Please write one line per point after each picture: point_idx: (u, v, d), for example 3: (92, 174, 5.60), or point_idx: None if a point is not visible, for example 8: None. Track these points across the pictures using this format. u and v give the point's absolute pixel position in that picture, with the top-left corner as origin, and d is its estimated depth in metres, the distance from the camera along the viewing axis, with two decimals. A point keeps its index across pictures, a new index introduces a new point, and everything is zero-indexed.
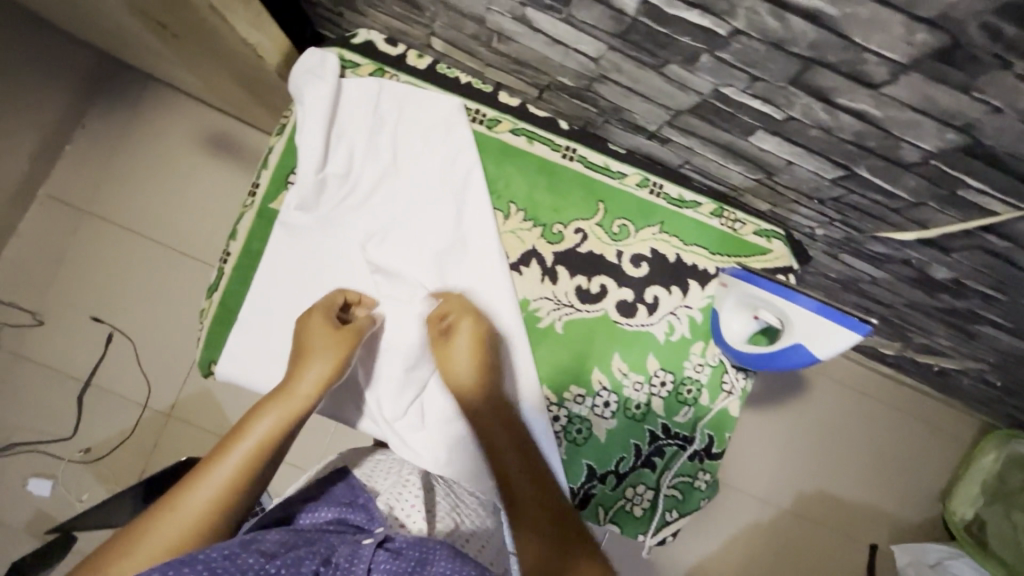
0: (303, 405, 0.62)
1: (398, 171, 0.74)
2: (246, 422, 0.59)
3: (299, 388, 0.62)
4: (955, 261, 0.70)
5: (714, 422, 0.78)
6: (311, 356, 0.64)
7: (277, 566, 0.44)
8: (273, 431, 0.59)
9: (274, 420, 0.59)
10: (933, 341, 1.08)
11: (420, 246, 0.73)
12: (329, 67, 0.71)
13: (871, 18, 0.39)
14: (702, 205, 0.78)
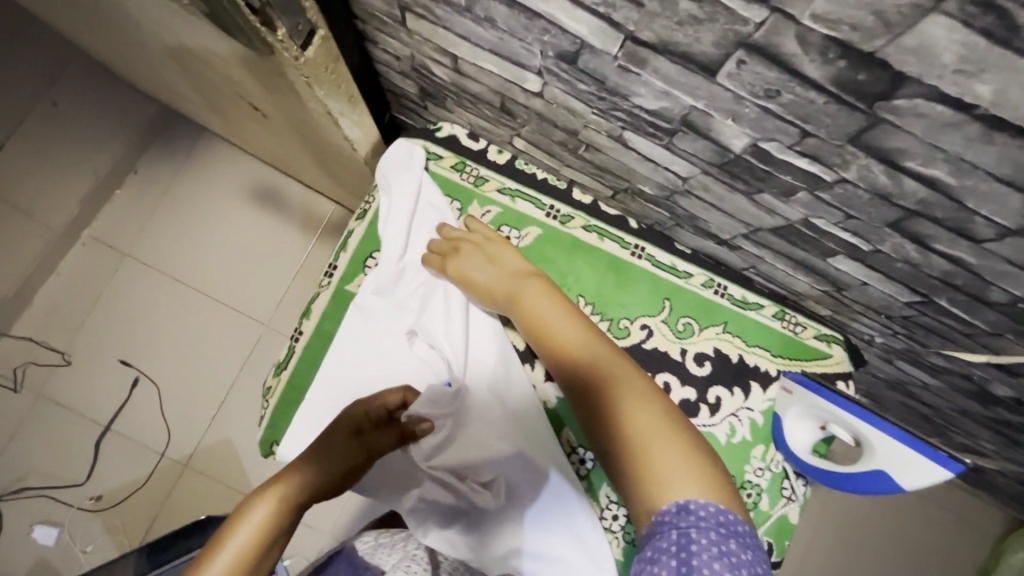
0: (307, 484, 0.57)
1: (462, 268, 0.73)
2: (246, 504, 0.54)
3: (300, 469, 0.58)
4: (1021, 383, 0.71)
5: (775, 529, 0.76)
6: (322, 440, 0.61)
7: None
8: (268, 514, 0.53)
9: (266, 507, 0.54)
10: (975, 442, 1.08)
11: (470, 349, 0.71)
12: (417, 160, 0.75)
13: (989, 191, 0.41)
14: (764, 307, 0.80)
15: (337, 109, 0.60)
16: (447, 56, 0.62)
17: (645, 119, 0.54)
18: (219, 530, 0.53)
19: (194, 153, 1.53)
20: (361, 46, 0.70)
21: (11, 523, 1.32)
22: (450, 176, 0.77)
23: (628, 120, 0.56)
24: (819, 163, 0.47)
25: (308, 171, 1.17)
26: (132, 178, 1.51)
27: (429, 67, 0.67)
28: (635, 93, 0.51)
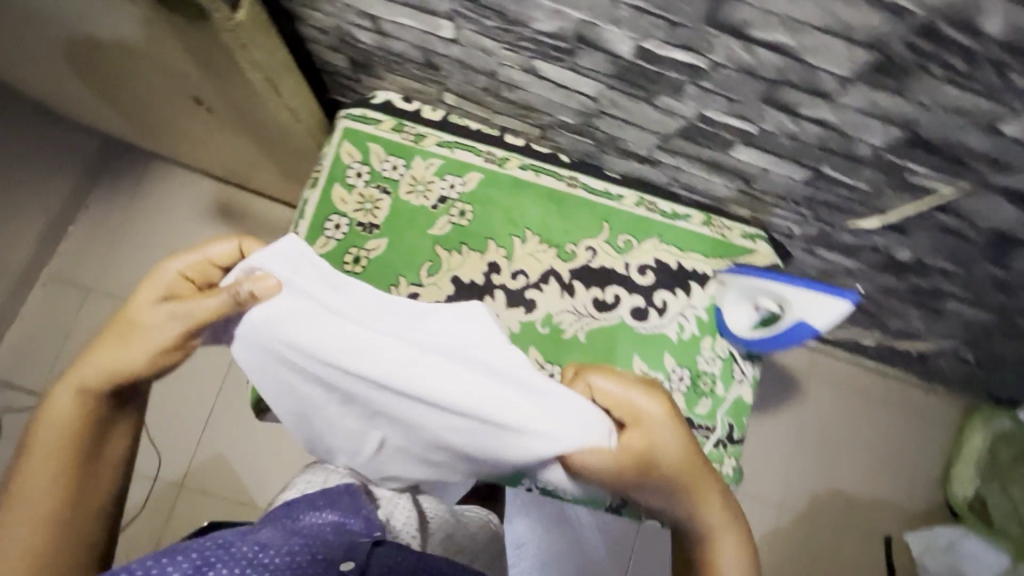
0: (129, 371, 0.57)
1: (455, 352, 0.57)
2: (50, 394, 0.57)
3: (127, 354, 0.56)
4: (915, 242, 0.81)
5: (732, 409, 0.85)
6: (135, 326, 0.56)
7: (271, 558, 0.55)
8: (78, 406, 0.56)
9: (72, 399, 0.56)
10: (908, 324, 1.19)
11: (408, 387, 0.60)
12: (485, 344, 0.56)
13: (820, 45, 0.50)
14: (692, 216, 0.89)
15: (274, 76, 0.68)
16: (368, 18, 0.69)
17: (546, 43, 0.62)
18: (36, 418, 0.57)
19: (144, 180, 1.55)
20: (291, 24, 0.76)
21: None
22: (390, 137, 0.83)
23: (533, 47, 0.64)
24: (692, 51, 0.56)
25: (260, 172, 1.21)
26: (86, 213, 1.52)
27: (354, 34, 0.74)
28: (532, 18, 0.59)
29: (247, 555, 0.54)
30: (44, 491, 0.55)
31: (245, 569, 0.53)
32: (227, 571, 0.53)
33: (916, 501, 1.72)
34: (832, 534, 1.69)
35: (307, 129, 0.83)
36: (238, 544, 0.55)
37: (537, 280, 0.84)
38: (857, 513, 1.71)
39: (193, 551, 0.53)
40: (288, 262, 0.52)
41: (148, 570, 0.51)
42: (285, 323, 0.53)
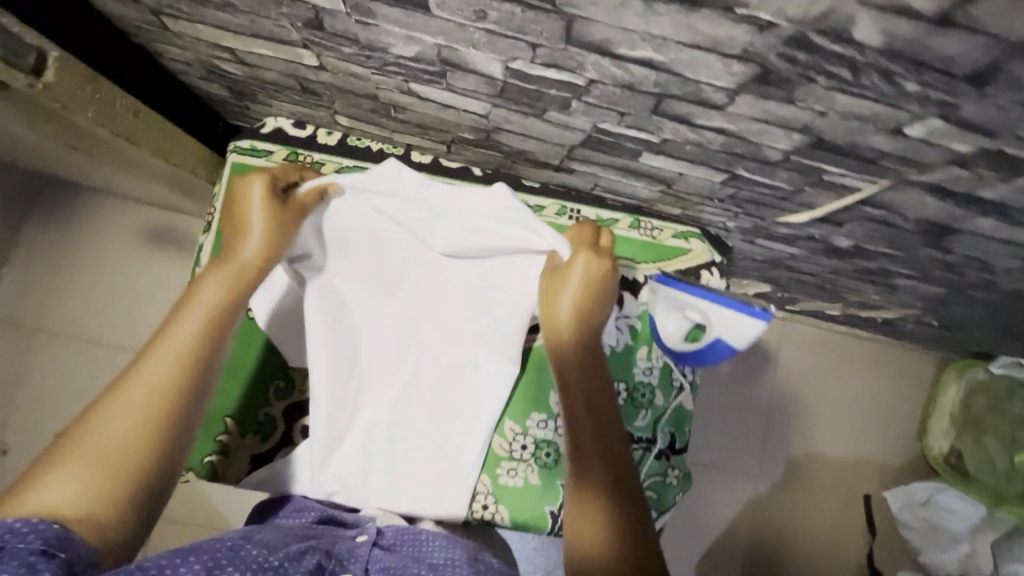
0: (249, 272, 0.64)
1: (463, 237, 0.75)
2: (194, 290, 0.61)
3: (245, 255, 0.64)
4: (850, 231, 0.76)
5: (673, 419, 0.83)
6: (250, 224, 0.66)
7: (279, 557, 0.51)
8: (219, 312, 0.60)
9: (223, 288, 0.61)
10: (866, 297, 1.16)
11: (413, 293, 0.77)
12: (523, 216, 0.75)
13: (692, 60, 0.44)
14: (619, 220, 0.84)
15: (93, 113, 0.65)
16: (224, 50, 0.63)
17: (413, 67, 0.56)
18: (178, 305, 0.60)
19: (77, 210, 1.47)
20: (106, 42, 0.64)
21: None
22: None
23: (402, 71, 0.58)
24: (564, 70, 0.50)
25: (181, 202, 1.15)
26: (18, 252, 1.45)
27: (219, 65, 0.67)
28: (388, 44, 0.53)
29: (259, 558, 0.50)
30: (160, 381, 0.54)
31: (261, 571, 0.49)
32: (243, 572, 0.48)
33: (893, 458, 1.74)
34: (811, 497, 1.72)
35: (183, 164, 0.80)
36: (250, 546, 0.51)
37: None
38: (834, 473, 1.73)
39: (207, 552, 0.49)
40: (391, 177, 0.76)
41: (161, 566, 0.46)
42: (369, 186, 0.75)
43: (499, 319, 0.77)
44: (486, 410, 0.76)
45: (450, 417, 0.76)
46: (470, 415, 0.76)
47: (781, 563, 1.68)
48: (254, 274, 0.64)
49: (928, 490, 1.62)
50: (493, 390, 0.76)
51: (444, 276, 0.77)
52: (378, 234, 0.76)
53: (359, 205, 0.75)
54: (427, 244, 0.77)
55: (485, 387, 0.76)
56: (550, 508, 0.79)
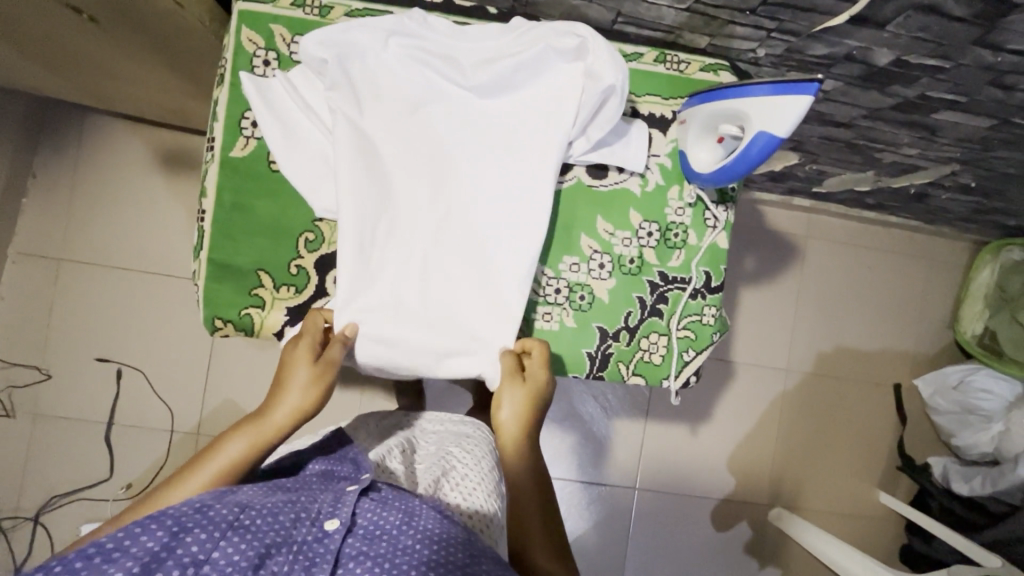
0: (273, 433, 0.67)
1: (488, 73, 0.72)
2: (222, 440, 0.66)
3: (274, 420, 0.67)
4: (893, 36, 0.72)
5: (708, 258, 0.81)
6: (295, 375, 0.69)
7: (252, 515, 0.56)
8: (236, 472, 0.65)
9: (243, 448, 0.65)
10: (901, 154, 1.12)
11: (443, 135, 0.74)
12: (562, 39, 0.71)
13: None
14: (644, 54, 0.80)
15: None
16: None
17: None
18: (207, 450, 0.65)
19: (87, 136, 1.46)
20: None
21: (60, 529, 1.41)
22: (293, 14, 0.75)
23: None
24: None
25: (191, 100, 1.13)
26: (35, 182, 1.45)
27: None
28: None
29: (228, 517, 0.55)
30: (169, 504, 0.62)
31: (226, 531, 0.54)
32: (206, 535, 0.53)
33: (924, 345, 1.72)
34: (841, 390, 1.71)
35: (193, 17, 0.78)
36: (217, 506, 0.56)
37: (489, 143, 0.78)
38: (864, 364, 1.72)
39: (169, 517, 0.53)
40: (416, 21, 0.72)
41: (120, 539, 0.51)
42: (385, 28, 0.71)
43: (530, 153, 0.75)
44: (524, 244, 0.74)
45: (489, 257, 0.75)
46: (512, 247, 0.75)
47: (813, 452, 1.69)
48: (278, 436, 0.67)
49: (961, 373, 1.62)
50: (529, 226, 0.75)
51: (470, 116, 0.75)
52: (390, 75, 0.73)
53: (384, 48, 0.72)
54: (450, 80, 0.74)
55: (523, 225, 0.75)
56: (586, 350, 0.80)
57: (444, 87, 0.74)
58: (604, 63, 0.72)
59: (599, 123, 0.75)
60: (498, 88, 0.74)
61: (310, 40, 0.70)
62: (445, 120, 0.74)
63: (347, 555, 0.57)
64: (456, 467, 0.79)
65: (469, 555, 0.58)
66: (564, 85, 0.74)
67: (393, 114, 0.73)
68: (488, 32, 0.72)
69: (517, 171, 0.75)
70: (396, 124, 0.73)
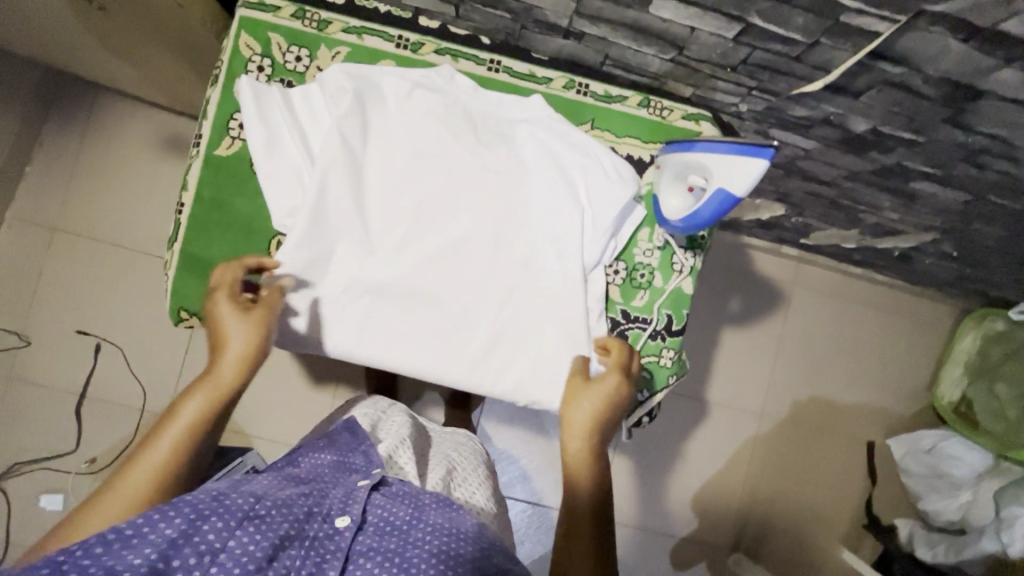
0: (225, 387, 0.63)
1: (494, 144, 0.79)
2: (176, 405, 0.62)
3: (222, 371, 0.64)
4: (868, 107, 0.73)
5: (671, 302, 0.82)
6: (231, 333, 0.66)
7: (267, 507, 0.54)
8: (196, 429, 0.60)
9: (201, 404, 0.62)
10: (883, 216, 1.13)
11: (443, 185, 0.77)
12: (566, 130, 0.80)
13: None
14: (629, 98, 0.82)
15: None
16: None
17: None
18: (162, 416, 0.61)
19: (96, 112, 1.50)
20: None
21: (20, 495, 1.42)
22: (292, 26, 0.77)
23: None
24: None
25: (197, 90, 1.16)
26: (40, 151, 1.48)
27: None
28: None
29: (244, 506, 0.53)
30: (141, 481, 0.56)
31: (242, 519, 0.52)
32: (222, 523, 0.51)
33: (899, 406, 1.72)
34: (814, 441, 1.71)
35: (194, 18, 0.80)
36: (233, 495, 0.54)
37: (482, 194, 0.78)
38: (840, 419, 1.72)
39: (187, 504, 0.51)
40: (442, 80, 0.78)
41: (137, 527, 0.49)
42: (410, 81, 0.77)
43: (542, 241, 0.78)
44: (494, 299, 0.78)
45: (469, 313, 0.77)
46: (501, 310, 0.78)
47: (781, 502, 1.68)
48: (235, 384, 0.64)
49: (934, 438, 1.61)
50: (569, 332, 0.78)
51: (470, 173, 0.78)
52: (392, 112, 0.77)
53: (402, 95, 0.77)
54: (457, 138, 0.78)
55: (524, 311, 0.78)
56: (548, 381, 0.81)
57: (450, 143, 0.78)
58: (604, 180, 0.78)
59: (588, 200, 0.79)
60: (498, 154, 0.79)
61: (335, 70, 0.75)
62: (444, 168, 0.77)
63: (358, 550, 0.55)
64: (457, 470, 0.80)
65: (480, 550, 0.56)
66: (560, 171, 0.79)
67: (386, 146, 0.77)
68: (507, 104, 0.79)
69: (495, 237, 0.78)
70: (398, 163, 0.77)
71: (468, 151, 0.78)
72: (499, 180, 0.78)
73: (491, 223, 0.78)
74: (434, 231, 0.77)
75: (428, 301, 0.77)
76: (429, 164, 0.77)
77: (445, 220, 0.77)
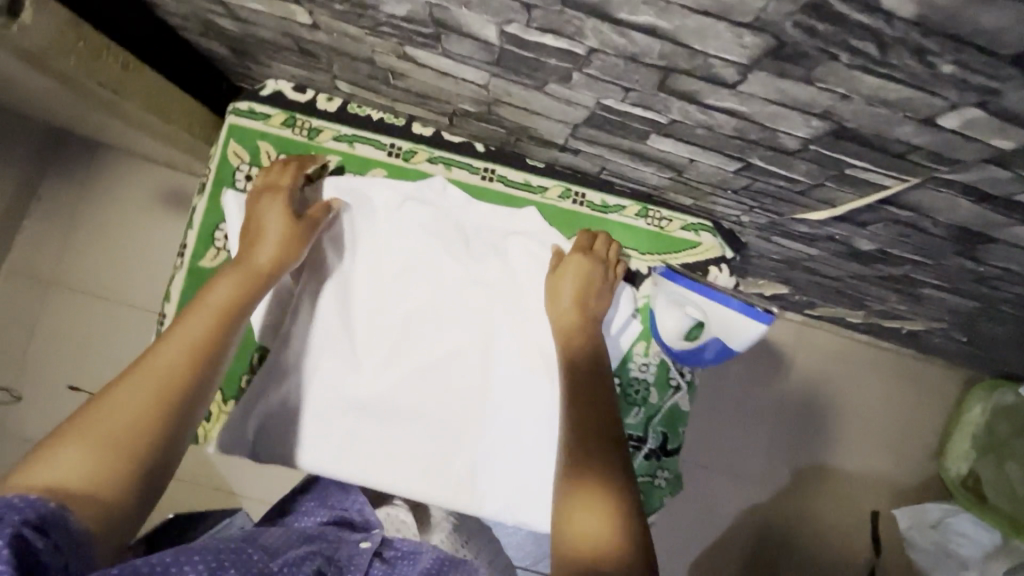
0: (256, 279, 0.65)
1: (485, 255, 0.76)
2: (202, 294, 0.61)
3: (255, 262, 0.66)
4: (874, 233, 0.70)
5: (667, 419, 0.79)
6: (268, 226, 0.68)
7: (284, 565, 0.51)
8: (226, 316, 0.60)
9: (232, 289, 0.62)
10: (889, 306, 1.09)
11: (432, 300, 0.75)
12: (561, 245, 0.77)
13: (699, 28, 0.39)
14: (626, 207, 0.80)
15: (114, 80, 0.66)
16: (217, 4, 0.60)
17: (406, 28, 0.53)
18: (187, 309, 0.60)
19: (95, 167, 1.49)
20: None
21: None
22: (282, 134, 0.76)
23: (396, 33, 0.54)
24: (562, 37, 0.46)
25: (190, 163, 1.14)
26: (38, 205, 1.47)
27: (216, 21, 0.65)
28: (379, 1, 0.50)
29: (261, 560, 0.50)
30: (170, 361, 0.54)
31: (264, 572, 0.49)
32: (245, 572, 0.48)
33: (906, 475, 1.67)
34: (819, 512, 1.65)
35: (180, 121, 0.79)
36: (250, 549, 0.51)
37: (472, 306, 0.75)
38: (846, 494, 1.65)
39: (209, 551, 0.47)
40: (433, 191, 0.76)
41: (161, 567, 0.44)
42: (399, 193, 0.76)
43: (530, 359, 0.75)
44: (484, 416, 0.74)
45: (457, 428, 0.73)
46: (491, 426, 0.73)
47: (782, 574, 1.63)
48: (265, 277, 0.66)
49: (940, 513, 1.56)
50: None
51: (459, 286, 0.75)
52: (381, 225, 0.75)
53: (391, 208, 0.76)
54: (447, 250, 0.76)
55: (516, 432, 0.73)
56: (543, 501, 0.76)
57: (440, 256, 0.75)
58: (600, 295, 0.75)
59: None
60: (489, 265, 0.76)
61: (327, 186, 0.75)
62: (434, 282, 0.75)
63: None
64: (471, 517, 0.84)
65: None
66: None
67: (374, 260, 0.75)
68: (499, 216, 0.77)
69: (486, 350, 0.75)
70: (385, 276, 0.75)
71: (458, 263, 0.76)
72: (490, 292, 0.76)
73: (481, 335, 0.75)
74: (418, 352, 0.74)
75: (414, 418, 0.73)
76: (417, 278, 0.75)
77: (433, 334, 0.75)
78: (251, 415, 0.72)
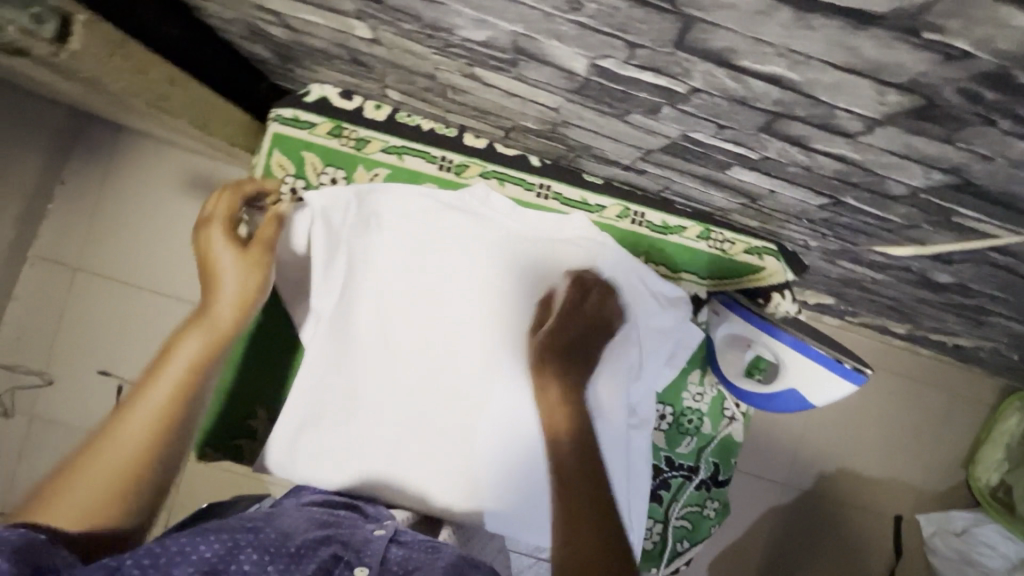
0: (225, 326, 0.59)
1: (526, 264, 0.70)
2: (167, 349, 0.57)
3: (218, 307, 0.60)
4: (958, 270, 0.66)
5: (719, 450, 0.77)
6: (227, 264, 0.62)
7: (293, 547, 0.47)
8: (189, 375, 0.55)
9: (197, 345, 0.57)
10: (944, 325, 1.04)
11: (466, 313, 0.69)
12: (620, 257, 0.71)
13: (835, 82, 0.35)
14: (688, 229, 0.76)
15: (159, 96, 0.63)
16: (269, 13, 0.56)
17: (481, 52, 0.48)
18: (150, 365, 0.56)
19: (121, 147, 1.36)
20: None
21: None
22: (328, 144, 0.73)
23: (468, 55, 0.50)
24: (663, 75, 0.41)
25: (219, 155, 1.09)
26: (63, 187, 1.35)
27: (264, 28, 0.61)
28: (455, 25, 0.45)
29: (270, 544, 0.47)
30: (133, 444, 0.51)
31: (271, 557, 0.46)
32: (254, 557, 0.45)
33: None
34: None
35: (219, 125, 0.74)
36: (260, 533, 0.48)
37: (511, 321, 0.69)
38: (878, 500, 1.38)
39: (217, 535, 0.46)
40: (475, 198, 0.71)
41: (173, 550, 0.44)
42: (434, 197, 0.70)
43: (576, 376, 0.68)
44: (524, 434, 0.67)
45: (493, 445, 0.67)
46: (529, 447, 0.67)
47: None
48: (231, 320, 0.60)
49: None
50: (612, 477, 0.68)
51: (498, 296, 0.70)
52: (416, 233, 0.70)
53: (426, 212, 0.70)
54: (483, 258, 0.70)
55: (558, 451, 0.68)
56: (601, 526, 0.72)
57: (474, 264, 0.70)
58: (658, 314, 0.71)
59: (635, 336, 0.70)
60: (531, 273, 0.70)
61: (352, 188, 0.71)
62: (469, 292, 0.69)
63: None
64: None
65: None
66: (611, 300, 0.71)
67: (409, 270, 0.70)
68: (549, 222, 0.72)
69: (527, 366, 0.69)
70: (422, 285, 0.70)
71: (498, 273, 0.70)
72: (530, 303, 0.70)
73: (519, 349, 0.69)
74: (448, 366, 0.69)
75: (447, 436, 0.67)
76: (454, 290, 0.70)
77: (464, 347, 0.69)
78: (291, 428, 0.68)
